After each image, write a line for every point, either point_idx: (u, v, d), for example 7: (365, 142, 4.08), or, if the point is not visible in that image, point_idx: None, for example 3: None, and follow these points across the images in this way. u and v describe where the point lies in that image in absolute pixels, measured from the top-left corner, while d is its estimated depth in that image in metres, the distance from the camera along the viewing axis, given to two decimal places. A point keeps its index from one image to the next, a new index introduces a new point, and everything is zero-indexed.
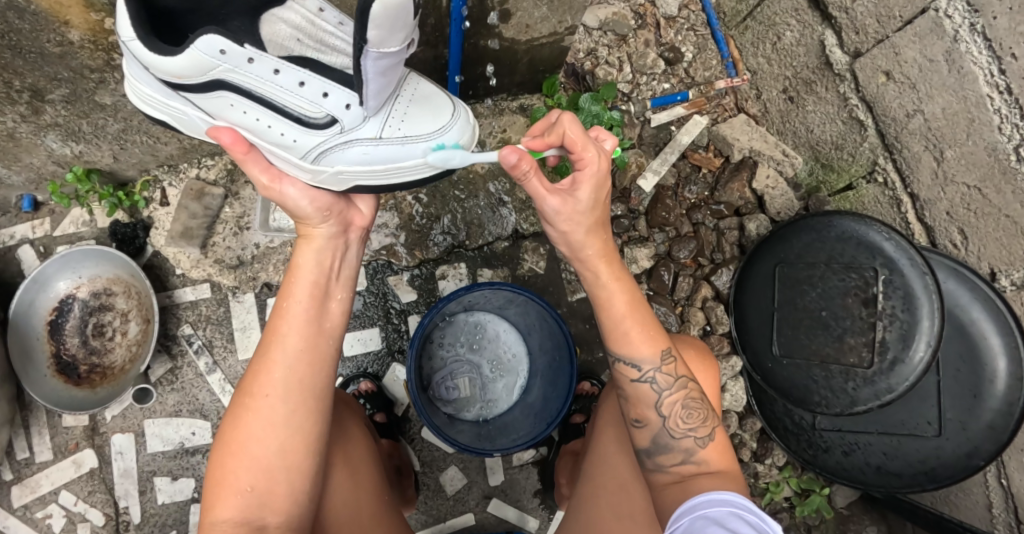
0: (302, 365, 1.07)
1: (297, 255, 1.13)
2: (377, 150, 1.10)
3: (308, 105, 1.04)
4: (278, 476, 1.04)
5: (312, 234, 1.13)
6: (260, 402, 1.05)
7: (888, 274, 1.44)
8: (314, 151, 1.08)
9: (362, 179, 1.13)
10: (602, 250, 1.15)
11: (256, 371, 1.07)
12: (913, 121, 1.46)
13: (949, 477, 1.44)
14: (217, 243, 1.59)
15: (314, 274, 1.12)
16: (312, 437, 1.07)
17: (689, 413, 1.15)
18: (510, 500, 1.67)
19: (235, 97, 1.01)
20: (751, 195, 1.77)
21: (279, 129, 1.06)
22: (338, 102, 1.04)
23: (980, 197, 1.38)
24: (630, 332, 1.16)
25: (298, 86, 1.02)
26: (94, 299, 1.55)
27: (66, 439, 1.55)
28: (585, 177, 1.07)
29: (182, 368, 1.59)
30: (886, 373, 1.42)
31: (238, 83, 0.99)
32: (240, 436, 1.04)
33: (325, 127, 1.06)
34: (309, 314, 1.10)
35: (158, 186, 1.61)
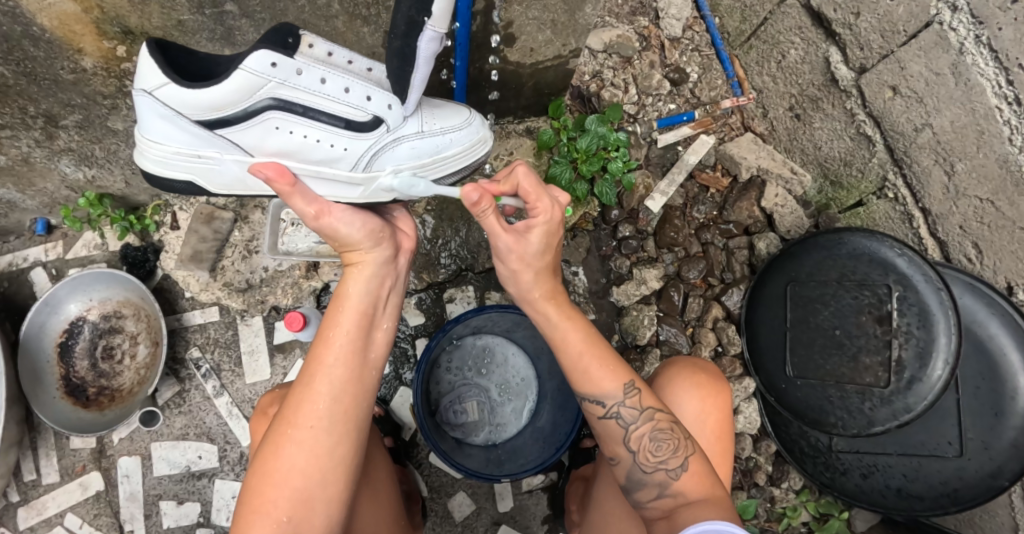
0: (347, 396, 1.05)
1: (345, 282, 1.09)
2: (422, 143, 1.17)
3: (353, 110, 1.10)
4: (316, 508, 1.00)
5: (361, 261, 1.09)
6: (303, 432, 1.01)
7: (902, 291, 1.41)
8: (366, 157, 1.14)
9: (410, 178, 1.19)
10: (549, 292, 1.14)
11: (298, 399, 1.03)
12: (922, 135, 1.44)
13: (974, 498, 1.39)
14: (226, 267, 1.60)
15: (361, 302, 1.08)
16: (349, 468, 1.04)
17: (658, 444, 1.11)
18: (520, 526, 1.64)
19: (282, 117, 1.06)
20: (761, 214, 1.75)
21: (329, 141, 1.10)
22: (380, 104, 1.11)
23: (993, 210, 1.35)
24: (589, 370, 1.14)
25: (343, 92, 1.08)
26: (104, 321, 1.57)
27: (73, 462, 1.55)
28: (538, 223, 1.07)
29: (190, 391, 1.59)
30: (903, 393, 1.38)
31: (286, 100, 1.05)
32: (278, 464, 1.00)
33: (373, 129, 1.13)
34: (355, 343, 1.07)
35: (169, 209, 1.63)
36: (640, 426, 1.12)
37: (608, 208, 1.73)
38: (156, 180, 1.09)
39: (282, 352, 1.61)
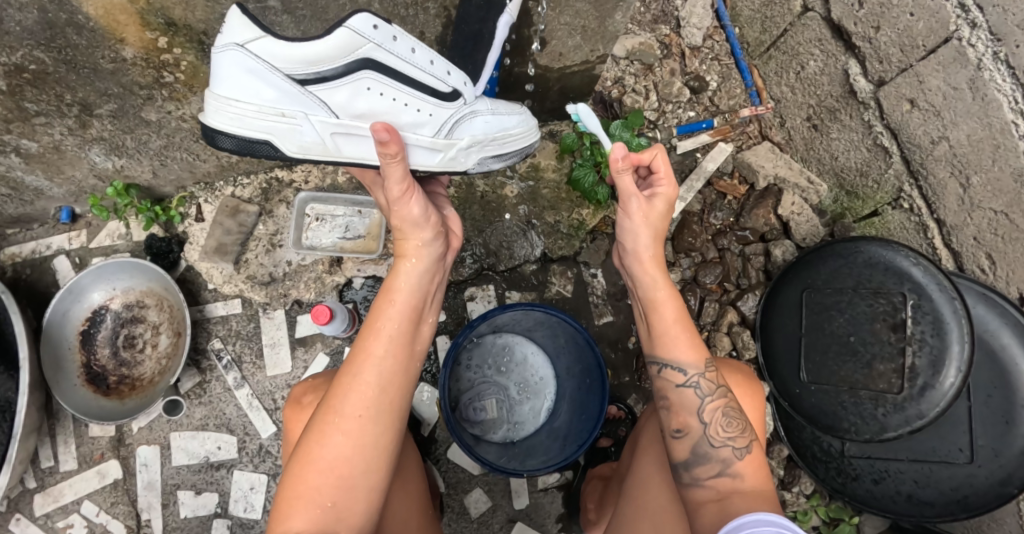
0: (392, 384, 1.07)
1: (393, 276, 1.13)
2: (494, 118, 1.22)
3: (438, 81, 1.14)
4: (356, 494, 1.01)
5: (410, 255, 1.13)
6: (348, 418, 1.03)
7: (917, 300, 1.44)
8: (448, 123, 1.17)
9: (481, 150, 1.23)
10: (656, 255, 1.24)
11: (346, 388, 1.05)
12: (938, 148, 1.47)
13: (983, 505, 1.41)
14: (250, 260, 1.61)
15: (408, 296, 1.12)
16: (388, 457, 1.06)
17: (729, 421, 1.13)
18: (535, 524, 1.65)
19: (376, 79, 1.09)
20: (777, 222, 1.79)
21: (416, 106, 1.13)
22: (458, 79, 1.17)
23: (1007, 222, 1.39)
24: (679, 336, 1.20)
25: (429, 64, 1.13)
26: (127, 311, 1.58)
27: (91, 449, 1.56)
28: (664, 183, 1.22)
29: (211, 382, 1.59)
30: (916, 399, 1.41)
31: (381, 64, 1.08)
32: (321, 450, 1.01)
33: (453, 100, 1.17)
34: (401, 335, 1.10)
35: (194, 202, 1.65)
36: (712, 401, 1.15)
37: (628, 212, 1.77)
38: (224, 139, 1.07)
39: (303, 346, 1.62)
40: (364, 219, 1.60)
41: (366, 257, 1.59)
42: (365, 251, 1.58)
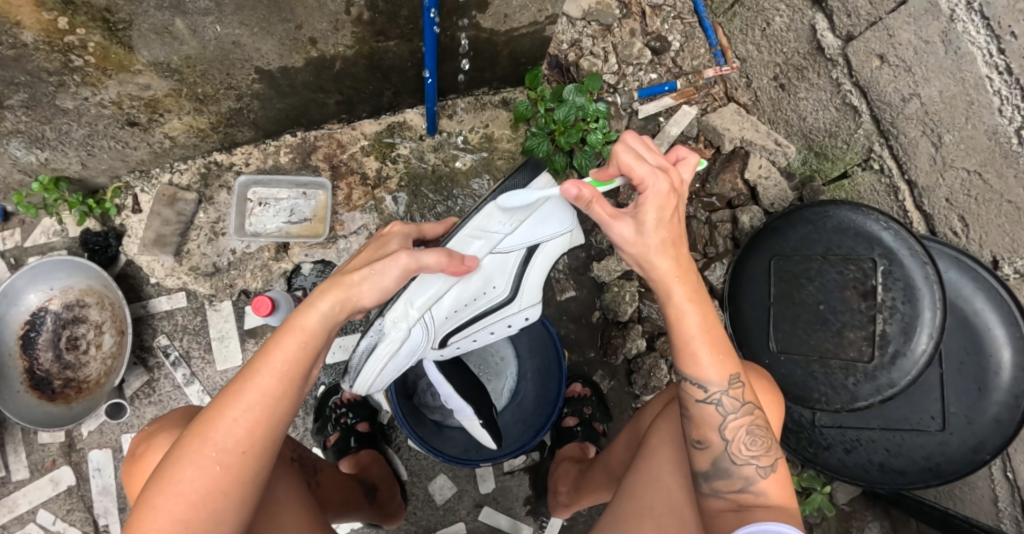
0: (274, 425, 0.99)
1: (305, 308, 1.03)
2: (489, 337, 1.41)
3: (510, 317, 1.38)
4: (219, 526, 0.95)
5: (335, 293, 1.05)
6: (212, 453, 0.95)
7: (888, 265, 1.39)
8: (471, 329, 1.36)
9: (456, 335, 1.35)
10: (676, 266, 1.06)
11: (221, 420, 0.96)
12: (910, 106, 1.40)
13: (955, 472, 1.37)
14: (192, 250, 1.62)
15: (317, 336, 1.03)
16: (256, 491, 0.99)
17: (753, 440, 1.09)
18: (502, 508, 1.67)
19: (493, 293, 1.32)
20: (743, 187, 1.73)
21: (487, 292, 1.31)
22: (519, 321, 1.39)
23: (981, 183, 1.32)
24: (701, 352, 1.08)
25: (528, 295, 1.36)
26: (67, 311, 1.54)
27: (42, 457, 1.53)
28: (647, 197, 1.01)
29: (159, 380, 1.60)
30: (887, 367, 1.37)
31: (499, 311, 1.36)
32: (179, 477, 0.94)
33: (496, 328, 1.39)
34: (294, 375, 1.01)
35: (130, 192, 1.62)
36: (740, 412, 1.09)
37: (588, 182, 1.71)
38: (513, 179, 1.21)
39: (253, 337, 1.64)
40: (309, 201, 1.64)
41: (313, 241, 1.63)
42: (312, 236, 1.63)
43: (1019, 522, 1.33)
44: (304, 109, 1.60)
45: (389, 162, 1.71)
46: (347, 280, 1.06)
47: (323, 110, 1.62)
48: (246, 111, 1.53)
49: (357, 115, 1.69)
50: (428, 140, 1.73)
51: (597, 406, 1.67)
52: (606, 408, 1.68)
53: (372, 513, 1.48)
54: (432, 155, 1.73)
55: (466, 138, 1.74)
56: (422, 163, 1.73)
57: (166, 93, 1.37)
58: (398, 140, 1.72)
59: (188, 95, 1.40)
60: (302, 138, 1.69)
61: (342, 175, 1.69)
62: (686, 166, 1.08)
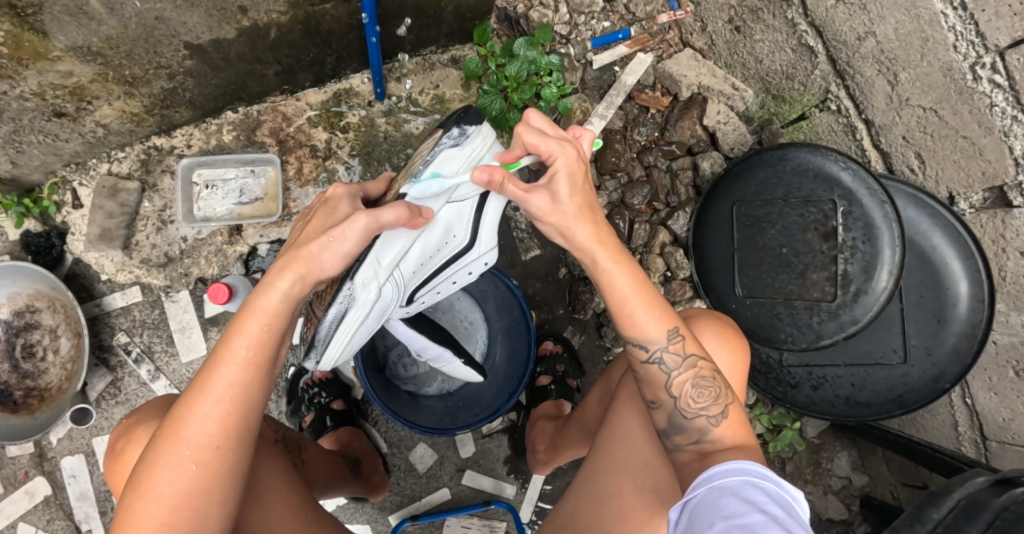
0: (246, 415, 0.96)
1: (263, 290, 0.98)
2: (447, 288, 1.37)
3: (472, 262, 1.34)
4: (203, 524, 0.94)
5: (294, 269, 0.98)
6: (184, 452, 0.92)
7: (847, 205, 1.40)
8: (435, 281, 1.30)
9: (422, 289, 1.29)
10: (596, 233, 1.06)
11: (188, 417, 0.93)
12: (865, 44, 1.39)
13: (917, 401, 1.41)
14: (141, 242, 1.56)
15: (278, 319, 0.98)
16: (238, 485, 0.97)
17: (701, 391, 1.08)
18: (485, 470, 1.68)
19: (456, 242, 1.25)
20: (703, 133, 1.72)
21: (450, 243, 1.25)
22: (478, 266, 1.36)
23: (936, 119, 1.33)
24: (636, 313, 1.07)
25: (489, 240, 1.32)
26: (18, 319, 1.49)
27: (14, 470, 1.52)
28: (558, 170, 1.04)
29: (124, 379, 1.56)
30: (849, 305, 1.40)
31: (461, 258, 1.31)
32: (155, 481, 0.92)
33: (458, 275, 1.35)
34: (261, 362, 0.97)
35: (68, 187, 1.53)
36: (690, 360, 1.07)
37: None
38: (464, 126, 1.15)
39: (215, 325, 1.59)
40: (258, 179, 1.57)
41: (267, 221, 1.57)
42: (265, 215, 1.57)
43: (977, 444, 1.40)
44: (242, 83, 1.51)
45: (339, 131, 1.64)
46: (306, 253, 0.99)
47: (262, 82, 1.53)
48: (181, 90, 1.43)
49: (300, 85, 1.60)
50: (377, 105, 1.66)
51: (569, 363, 1.68)
52: (578, 364, 1.69)
53: (361, 487, 1.48)
54: (383, 121, 1.67)
55: (417, 101, 1.68)
56: (373, 130, 1.66)
57: (91, 78, 1.27)
58: (345, 109, 1.65)
59: (115, 79, 1.30)
60: (245, 114, 1.60)
61: (290, 149, 1.62)
62: (583, 142, 1.10)
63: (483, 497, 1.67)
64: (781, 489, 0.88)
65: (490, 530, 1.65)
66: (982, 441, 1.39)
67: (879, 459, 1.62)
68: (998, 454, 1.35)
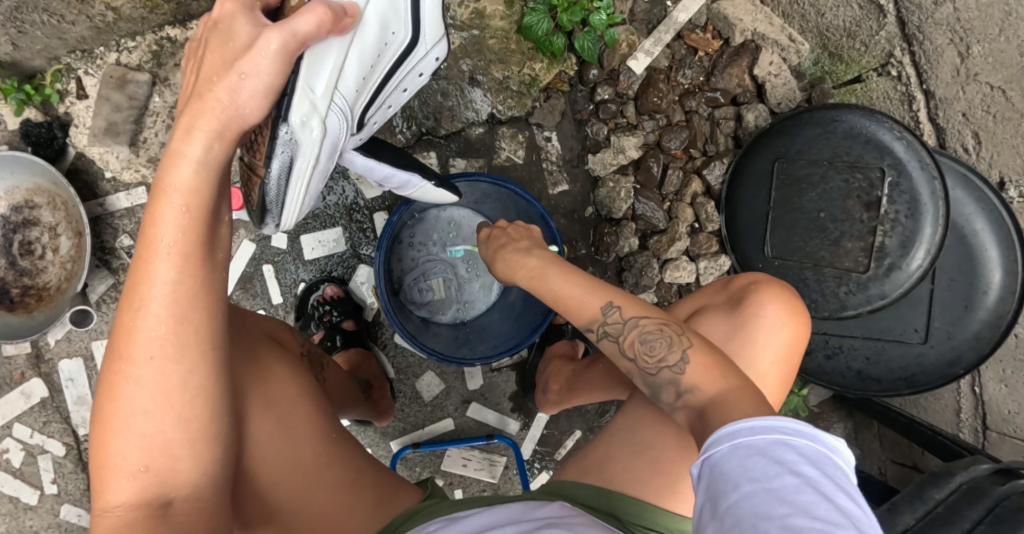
0: (190, 315, 0.78)
1: (171, 160, 0.77)
2: (398, 101, 1.15)
3: (424, 67, 1.10)
4: (176, 453, 0.79)
5: (205, 123, 0.77)
6: (132, 370, 0.77)
7: (896, 176, 1.37)
8: (383, 96, 1.08)
9: (372, 110, 1.08)
10: None
11: (125, 327, 0.77)
12: (941, 10, 1.31)
13: (928, 383, 1.43)
14: (149, 139, 1.45)
15: (196, 191, 0.77)
16: (207, 404, 0.80)
17: None
18: (490, 404, 1.68)
19: (399, 41, 1.00)
20: (751, 83, 1.64)
21: (393, 41, 1.00)
22: (427, 68, 1.11)
23: (1002, 99, 1.27)
24: None
25: (439, 42, 1.07)
26: (16, 214, 1.40)
27: (9, 370, 1.46)
28: None
29: (125, 283, 1.48)
30: (880, 279, 1.39)
31: (409, 57, 1.05)
32: (115, 411, 0.78)
33: (408, 82, 1.11)
34: (193, 248, 0.78)
35: (72, 75, 1.41)
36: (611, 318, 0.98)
37: (587, 67, 1.59)
38: None
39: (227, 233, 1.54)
40: None
41: None
42: None
43: (976, 432, 1.45)
44: None
45: None
46: (213, 98, 0.78)
47: None
48: None
49: None
50: None
51: None
52: (596, 306, 1.66)
53: (366, 409, 1.44)
54: None
55: None
56: None
57: None
58: None
59: None
60: None
61: None
62: None
63: (486, 430, 1.68)
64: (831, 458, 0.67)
65: (489, 463, 1.66)
66: (982, 430, 1.44)
67: (873, 435, 1.68)
68: (996, 444, 1.39)
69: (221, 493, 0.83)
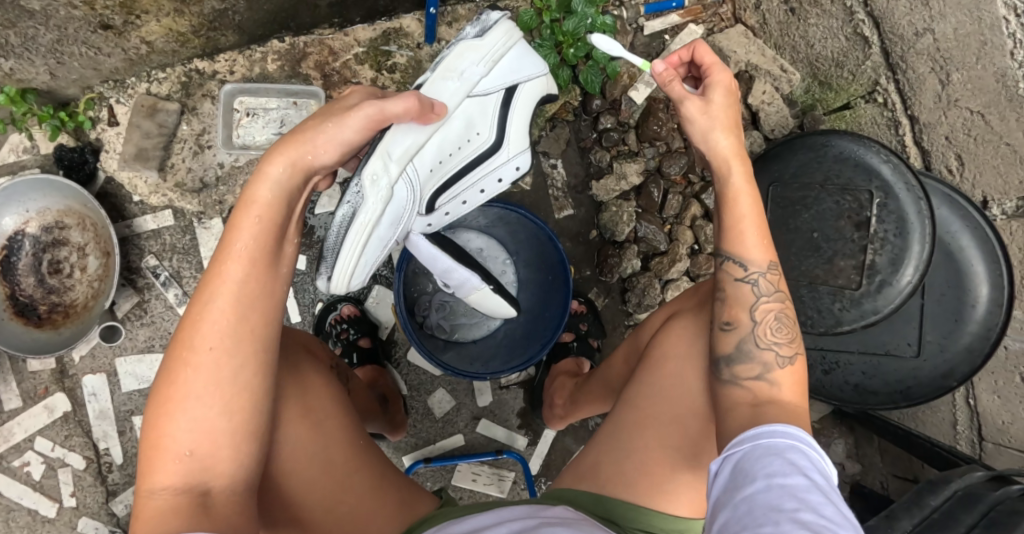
0: (253, 313, 0.91)
1: (257, 181, 0.95)
2: (472, 200, 1.37)
3: (501, 172, 1.36)
4: (220, 439, 0.88)
5: (286, 154, 0.97)
6: (195, 356, 0.88)
7: (883, 198, 1.44)
8: (458, 189, 1.32)
9: (444, 196, 1.31)
10: (738, 150, 1.07)
11: (194, 318, 0.90)
12: (922, 40, 1.40)
13: (922, 395, 1.48)
14: (177, 164, 1.52)
15: (271, 208, 0.94)
16: (252, 396, 0.90)
17: (780, 325, 1.04)
18: (499, 420, 1.72)
19: (479, 141, 1.29)
20: (746, 111, 1.74)
21: (475, 140, 1.28)
22: (509, 172, 1.37)
23: (982, 123, 1.35)
24: (748, 231, 1.05)
25: (515, 164, 1.37)
26: (47, 234, 1.47)
27: (34, 384, 1.51)
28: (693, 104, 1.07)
29: (150, 301, 1.54)
30: (873, 295, 1.44)
31: (486, 162, 1.33)
32: (174, 394, 0.88)
33: (485, 183, 1.36)
34: (260, 256, 0.92)
35: (104, 103, 1.49)
36: (784, 380, 1.00)
37: (590, 97, 1.68)
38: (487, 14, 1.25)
39: None
40: (300, 111, 1.52)
41: None
42: None
43: (973, 443, 1.49)
44: (293, 11, 1.48)
45: (385, 72, 1.57)
46: (299, 138, 0.98)
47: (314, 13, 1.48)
48: (231, 12, 1.39)
49: (350, 19, 1.55)
50: (427, 49, 1.59)
51: (593, 323, 1.72)
52: (600, 324, 1.73)
53: (384, 423, 1.48)
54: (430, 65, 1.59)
55: None
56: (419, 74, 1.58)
57: None
58: (394, 48, 1.57)
59: None
60: (291, 45, 1.53)
61: (335, 85, 1.55)
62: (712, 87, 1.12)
63: (495, 446, 1.71)
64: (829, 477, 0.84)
65: (498, 478, 1.71)
66: (978, 441, 1.48)
67: (874, 449, 1.71)
68: (993, 454, 1.44)
69: (253, 487, 0.91)
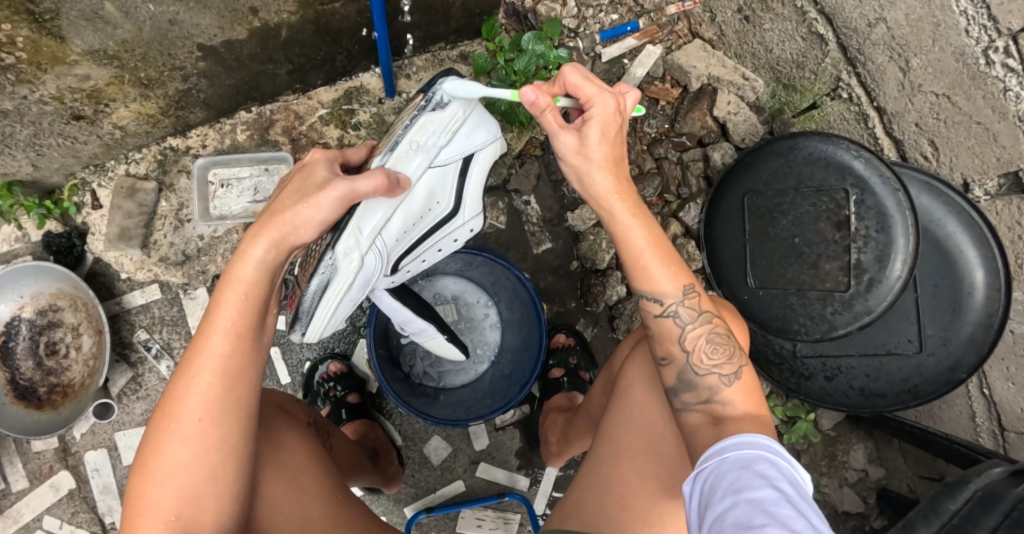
0: (237, 386, 0.91)
1: (238, 259, 0.93)
2: (431, 258, 1.34)
3: (458, 232, 1.32)
4: (204, 505, 0.89)
5: (268, 235, 0.93)
6: (179, 428, 0.88)
7: (860, 194, 1.39)
8: (416, 254, 1.28)
9: (404, 260, 1.26)
10: (615, 184, 1.03)
11: (178, 390, 0.89)
12: (876, 31, 1.36)
13: (933, 392, 1.40)
14: (159, 241, 1.59)
15: (256, 287, 0.93)
16: (236, 464, 0.91)
17: (715, 347, 1.05)
18: (498, 462, 1.69)
19: (440, 208, 1.23)
20: (713, 124, 1.72)
21: (436, 209, 1.22)
22: (463, 233, 1.33)
23: (949, 105, 1.30)
24: (653, 266, 1.05)
25: (469, 226, 1.33)
26: (41, 317, 1.54)
27: (39, 464, 1.56)
28: (595, 116, 1.00)
29: (144, 375, 1.59)
30: (863, 294, 1.38)
31: (445, 226, 1.28)
32: (158, 462, 0.88)
33: (444, 243, 1.32)
34: (244, 332, 0.92)
35: (87, 188, 1.58)
36: (735, 398, 1.02)
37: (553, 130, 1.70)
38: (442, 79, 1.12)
39: None
40: (271, 177, 1.58)
41: None
42: None
43: (994, 435, 1.39)
44: (254, 83, 1.52)
45: (350, 129, 1.66)
46: (281, 217, 0.94)
47: (275, 82, 1.54)
48: (195, 91, 1.45)
49: (311, 84, 1.61)
50: (388, 102, 1.67)
51: (582, 355, 1.69)
52: (591, 356, 1.70)
53: (377, 476, 1.48)
54: (393, 118, 1.68)
55: None
56: (383, 127, 1.67)
57: (108, 81, 1.30)
58: (356, 106, 1.66)
59: (130, 81, 1.33)
60: (258, 113, 1.62)
61: (302, 147, 1.64)
62: (628, 98, 1.05)
63: (496, 488, 1.68)
64: (804, 489, 0.79)
65: (503, 522, 1.67)
66: (999, 433, 1.37)
67: (895, 452, 1.61)
68: (1017, 445, 1.33)
69: None
